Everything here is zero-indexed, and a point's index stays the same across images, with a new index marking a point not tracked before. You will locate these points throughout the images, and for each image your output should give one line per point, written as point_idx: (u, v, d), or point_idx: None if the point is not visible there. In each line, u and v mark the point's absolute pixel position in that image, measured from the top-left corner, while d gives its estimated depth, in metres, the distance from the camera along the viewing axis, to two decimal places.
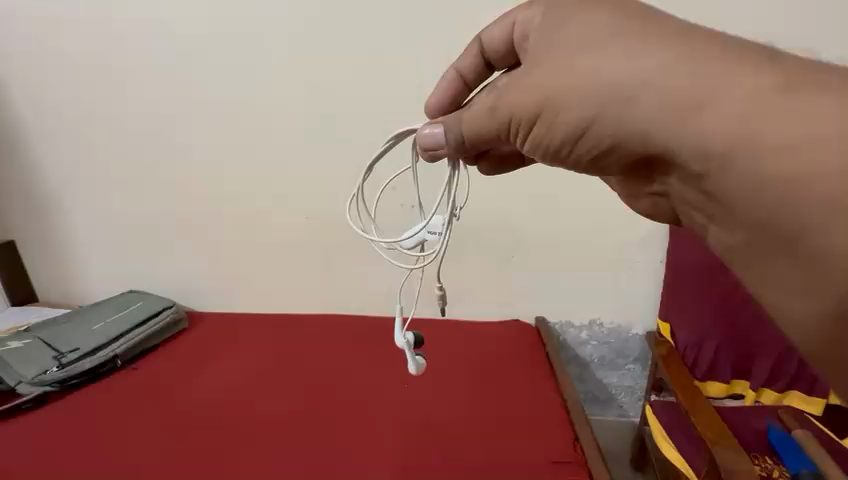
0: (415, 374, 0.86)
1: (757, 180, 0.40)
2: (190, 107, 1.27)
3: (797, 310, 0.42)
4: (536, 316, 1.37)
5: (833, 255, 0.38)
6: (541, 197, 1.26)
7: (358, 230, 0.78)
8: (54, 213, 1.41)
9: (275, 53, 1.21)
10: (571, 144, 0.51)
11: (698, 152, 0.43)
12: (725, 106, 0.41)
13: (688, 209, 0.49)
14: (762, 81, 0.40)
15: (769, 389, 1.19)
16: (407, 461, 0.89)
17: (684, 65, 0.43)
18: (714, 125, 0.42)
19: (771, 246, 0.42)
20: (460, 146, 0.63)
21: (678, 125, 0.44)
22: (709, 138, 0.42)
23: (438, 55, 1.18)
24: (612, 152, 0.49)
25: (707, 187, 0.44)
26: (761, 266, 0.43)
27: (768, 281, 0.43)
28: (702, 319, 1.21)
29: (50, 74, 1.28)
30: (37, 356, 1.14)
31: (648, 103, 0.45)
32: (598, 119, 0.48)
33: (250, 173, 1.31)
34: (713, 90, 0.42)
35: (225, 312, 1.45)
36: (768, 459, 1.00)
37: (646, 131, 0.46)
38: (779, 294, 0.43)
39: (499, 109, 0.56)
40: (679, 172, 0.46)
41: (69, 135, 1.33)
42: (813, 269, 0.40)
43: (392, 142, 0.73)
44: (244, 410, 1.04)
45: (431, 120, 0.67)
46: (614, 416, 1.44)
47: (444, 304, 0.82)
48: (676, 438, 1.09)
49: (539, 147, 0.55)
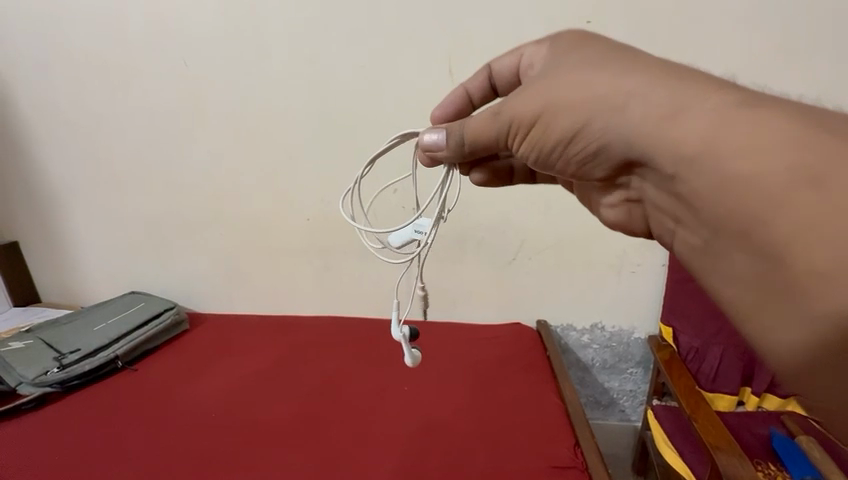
0: (411, 366, 0.85)
1: (720, 179, 0.38)
2: (189, 107, 1.27)
3: (783, 333, 0.35)
4: (537, 319, 1.37)
5: (783, 246, 0.34)
6: (542, 199, 1.25)
7: (349, 220, 0.78)
8: (56, 214, 1.42)
9: (274, 53, 1.21)
10: (563, 146, 0.52)
11: (671, 155, 0.42)
12: (695, 115, 0.40)
13: (658, 214, 0.49)
14: (728, 97, 0.40)
15: (772, 394, 1.19)
16: (406, 463, 0.89)
17: (663, 81, 0.44)
18: (686, 129, 0.40)
19: (727, 242, 0.39)
20: (459, 150, 0.62)
21: (657, 131, 0.43)
22: (679, 143, 0.41)
23: (437, 56, 1.18)
24: (600, 155, 0.49)
25: (677, 189, 0.42)
26: (720, 265, 0.40)
27: (731, 280, 0.39)
28: (704, 325, 1.21)
29: (53, 73, 1.29)
30: (38, 358, 1.15)
31: (634, 111, 0.44)
32: (587, 124, 0.48)
33: (251, 173, 1.31)
34: (686, 103, 0.41)
35: (225, 313, 1.46)
36: (772, 465, 0.99)
37: (628, 135, 0.45)
38: (732, 290, 0.39)
39: (500, 114, 0.56)
40: (653, 177, 0.46)
41: (70, 136, 1.34)
42: (764, 258, 0.36)
43: (399, 139, 0.72)
44: (242, 413, 1.03)
45: (433, 125, 0.67)
46: (616, 421, 1.43)
47: (424, 304, 0.81)
48: (678, 442, 1.09)
49: (534, 150, 0.55)
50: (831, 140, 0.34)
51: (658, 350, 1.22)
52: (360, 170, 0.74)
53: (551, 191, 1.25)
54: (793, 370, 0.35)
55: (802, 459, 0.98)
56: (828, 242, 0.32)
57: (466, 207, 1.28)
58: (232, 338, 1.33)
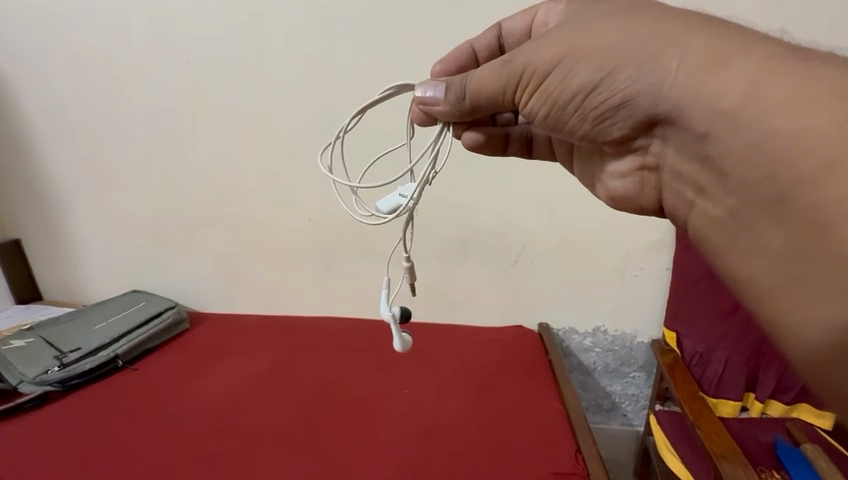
0: (400, 351, 0.85)
1: (760, 135, 0.37)
2: (191, 105, 1.28)
3: (814, 311, 0.35)
4: (539, 323, 1.36)
5: (827, 212, 0.34)
6: (543, 202, 1.25)
7: (325, 170, 0.76)
8: (57, 212, 1.42)
9: (275, 51, 1.21)
10: (583, 97, 0.50)
11: (704, 109, 0.41)
12: (739, 65, 0.39)
13: (677, 182, 0.50)
14: (773, 51, 0.39)
15: (777, 401, 1.17)
16: (407, 466, 0.88)
17: (702, 29, 0.43)
18: (723, 80, 0.39)
19: (760, 211, 0.39)
20: (458, 103, 0.62)
21: (690, 82, 0.42)
22: (719, 95, 0.40)
23: (440, 56, 1.17)
24: (624, 108, 0.48)
25: (708, 149, 0.42)
26: (745, 236, 0.41)
27: (764, 257, 0.39)
28: (711, 330, 1.19)
29: (55, 71, 1.29)
30: (39, 356, 1.15)
31: (669, 60, 0.43)
32: (614, 72, 0.47)
33: (251, 172, 1.31)
34: (727, 54, 0.40)
35: (226, 313, 1.46)
36: (776, 473, 0.98)
37: (658, 88, 0.44)
38: (757, 265, 0.40)
39: (513, 62, 0.55)
40: (679, 135, 0.45)
41: (72, 135, 1.34)
42: (798, 228, 0.36)
43: (393, 90, 0.71)
44: (243, 416, 1.02)
45: (432, 78, 0.67)
46: (618, 425, 1.42)
47: (410, 276, 0.80)
48: (682, 450, 1.07)
49: (546, 102, 0.54)
50: None
51: (662, 354, 1.22)
52: (347, 123, 0.73)
53: (555, 194, 1.24)
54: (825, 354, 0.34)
55: (805, 465, 0.98)
56: None
57: (467, 209, 1.27)
58: (233, 339, 1.32)
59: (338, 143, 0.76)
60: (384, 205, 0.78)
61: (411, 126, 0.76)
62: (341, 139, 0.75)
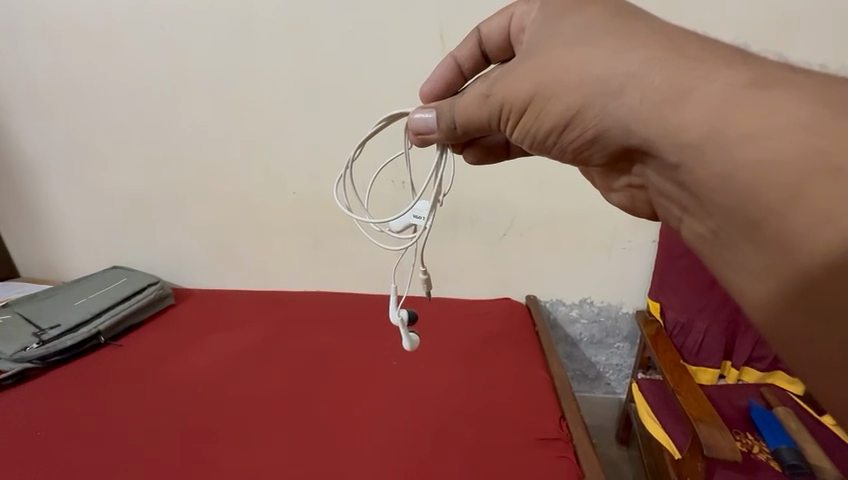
0: (409, 350, 0.83)
1: (727, 169, 0.38)
2: (172, 81, 1.22)
3: (790, 325, 0.38)
4: (527, 295, 1.37)
5: (794, 238, 0.36)
6: (533, 175, 1.24)
7: (345, 209, 0.74)
8: (30, 186, 1.36)
9: (258, 23, 1.16)
10: (558, 132, 0.51)
11: (672, 142, 0.42)
12: (698, 97, 0.40)
13: (664, 199, 0.49)
14: (734, 79, 0.39)
15: (753, 369, 1.21)
16: (394, 438, 0.90)
17: (667, 60, 0.43)
18: (687, 115, 0.40)
19: (737, 234, 0.40)
20: (451, 132, 0.61)
21: (656, 117, 0.43)
22: (683, 132, 0.41)
23: (432, 28, 1.13)
24: (598, 142, 0.49)
25: (683, 179, 0.43)
26: (729, 255, 0.42)
27: (736, 268, 0.42)
28: (692, 303, 1.22)
29: (22, 38, 1.21)
30: (16, 333, 1.12)
31: (632, 96, 0.44)
32: (585, 108, 0.48)
33: (236, 146, 1.27)
34: (687, 85, 0.41)
35: (211, 288, 1.43)
36: (750, 436, 1.03)
37: (626, 123, 0.45)
38: (744, 278, 0.41)
39: (491, 96, 0.55)
40: (655, 163, 0.46)
41: (43, 106, 1.27)
42: (771, 249, 0.38)
43: (387, 121, 0.70)
44: (229, 391, 1.02)
45: (423, 105, 0.66)
46: (602, 394, 1.46)
47: (430, 286, 0.79)
48: (663, 416, 1.11)
49: (527, 135, 0.55)
50: (841, 121, 0.34)
51: (646, 325, 1.26)
52: (352, 154, 0.72)
53: (546, 169, 1.23)
54: (808, 359, 0.38)
55: (779, 428, 1.03)
56: (836, 227, 0.33)
57: (456, 182, 1.25)
58: (218, 314, 1.30)
59: (348, 172, 0.75)
60: (398, 223, 0.76)
61: (409, 144, 0.75)
62: (349, 169, 0.74)
